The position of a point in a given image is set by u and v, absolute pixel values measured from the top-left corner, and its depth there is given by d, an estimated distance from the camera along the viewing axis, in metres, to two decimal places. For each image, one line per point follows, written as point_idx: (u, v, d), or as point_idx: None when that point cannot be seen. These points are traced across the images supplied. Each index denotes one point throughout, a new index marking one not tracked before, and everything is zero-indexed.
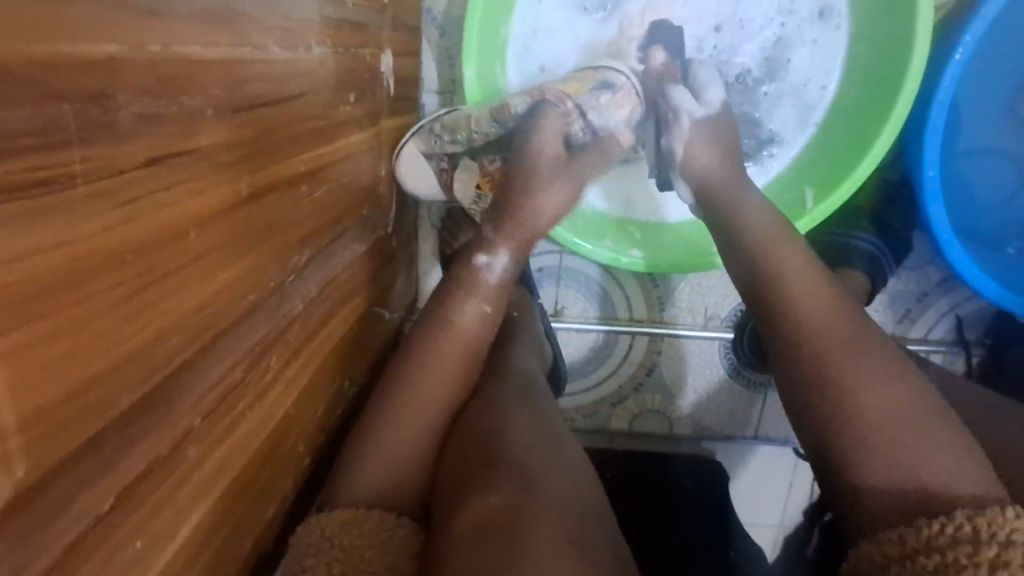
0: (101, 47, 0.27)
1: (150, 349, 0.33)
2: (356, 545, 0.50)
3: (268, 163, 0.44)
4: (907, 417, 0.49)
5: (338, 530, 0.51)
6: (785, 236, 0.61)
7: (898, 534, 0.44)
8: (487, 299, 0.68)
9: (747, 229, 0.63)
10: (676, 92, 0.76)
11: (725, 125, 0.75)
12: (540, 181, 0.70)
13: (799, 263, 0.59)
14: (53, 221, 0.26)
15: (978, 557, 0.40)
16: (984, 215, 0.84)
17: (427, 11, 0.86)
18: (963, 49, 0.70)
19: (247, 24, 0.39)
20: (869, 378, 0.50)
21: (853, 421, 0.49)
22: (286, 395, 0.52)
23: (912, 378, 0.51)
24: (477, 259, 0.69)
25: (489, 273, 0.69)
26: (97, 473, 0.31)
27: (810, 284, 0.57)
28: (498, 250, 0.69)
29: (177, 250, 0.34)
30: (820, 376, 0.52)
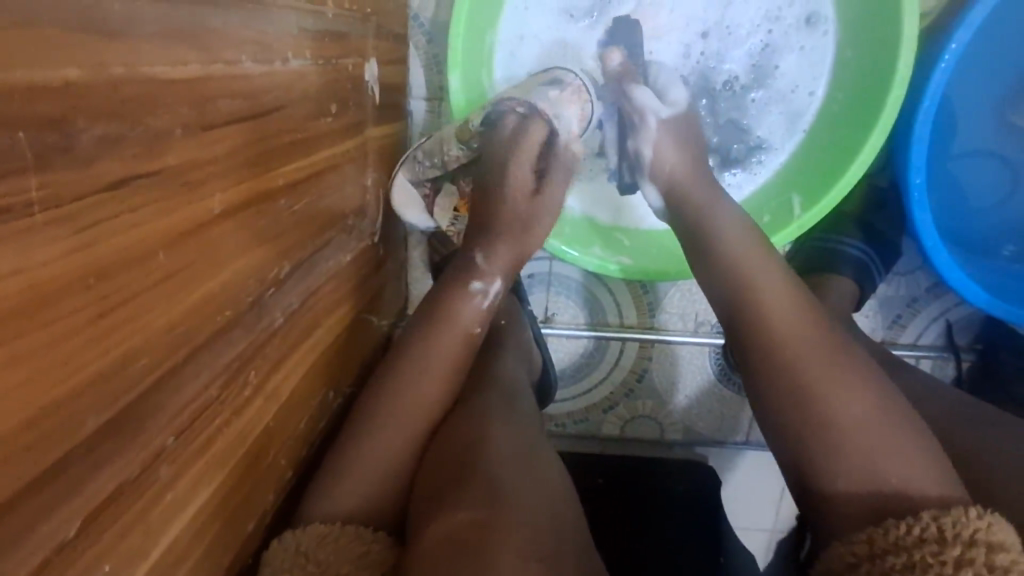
0: (58, 72, 0.27)
1: (116, 372, 0.33)
2: (334, 559, 0.50)
3: (244, 178, 0.44)
4: (881, 427, 0.48)
5: (316, 544, 0.51)
6: (757, 251, 0.60)
7: (867, 535, 0.44)
8: (476, 320, 0.69)
9: (721, 242, 0.62)
10: (637, 94, 0.76)
11: (687, 123, 0.75)
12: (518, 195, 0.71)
13: (768, 272, 0.58)
14: (13, 252, 0.25)
15: (943, 556, 0.40)
16: (978, 217, 0.84)
17: (414, 17, 0.85)
18: (949, 56, 0.70)
19: (219, 41, 0.39)
20: (844, 392, 0.50)
21: (828, 432, 0.49)
22: (266, 409, 0.52)
23: (884, 388, 0.51)
24: (472, 286, 0.69)
25: (484, 298, 0.69)
26: (63, 496, 0.31)
27: (780, 295, 0.57)
28: (492, 277, 0.69)
29: (144, 271, 0.34)
30: (794, 388, 0.52)
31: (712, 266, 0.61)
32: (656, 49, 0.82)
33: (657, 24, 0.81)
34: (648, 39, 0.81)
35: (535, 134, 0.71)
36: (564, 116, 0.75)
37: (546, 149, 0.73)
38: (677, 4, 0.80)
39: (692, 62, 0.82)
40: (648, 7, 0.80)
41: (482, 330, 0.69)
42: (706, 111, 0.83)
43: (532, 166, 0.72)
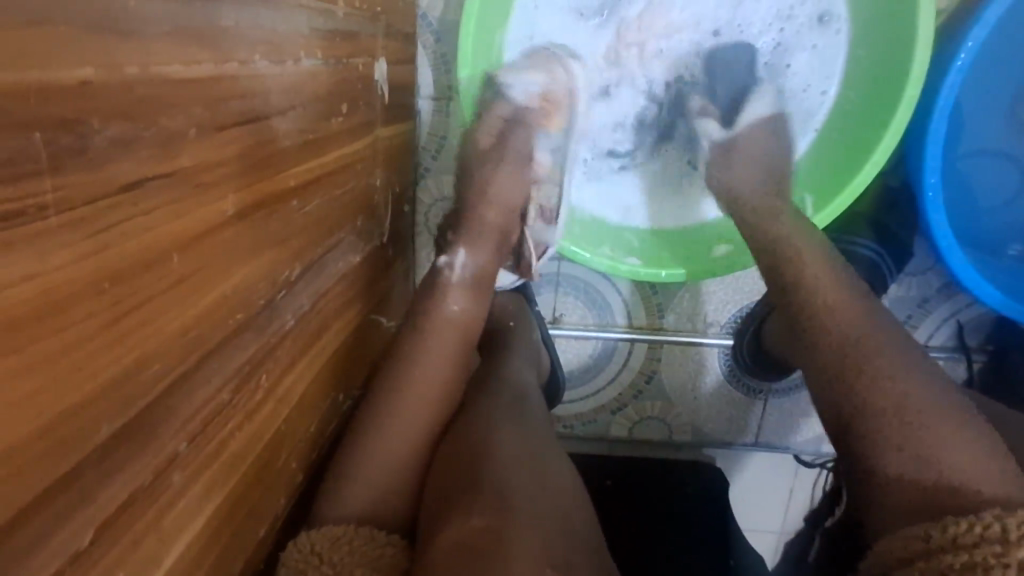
0: (72, 73, 0.26)
1: (130, 377, 0.32)
2: (347, 561, 0.50)
3: (257, 179, 0.43)
4: (926, 406, 0.48)
5: (329, 547, 0.51)
6: (831, 261, 0.61)
7: (925, 530, 0.43)
8: (455, 298, 0.68)
9: (791, 253, 0.62)
10: (705, 125, 0.79)
11: (755, 144, 0.76)
12: (493, 168, 0.73)
13: (821, 257, 0.61)
14: (27, 258, 0.25)
15: (1006, 558, 0.39)
16: (987, 217, 0.83)
17: (423, 16, 0.85)
18: (965, 55, 0.69)
19: (232, 40, 0.38)
20: (907, 379, 0.50)
21: (880, 424, 0.49)
22: (277, 411, 0.51)
23: (934, 374, 0.51)
24: (439, 261, 0.71)
25: (450, 271, 0.70)
26: (76, 505, 0.30)
27: (831, 278, 0.59)
28: (455, 250, 0.71)
29: (158, 274, 0.33)
30: (842, 363, 0.53)
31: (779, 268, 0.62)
32: (666, 48, 0.81)
33: (668, 22, 0.80)
34: (659, 37, 0.80)
35: (500, 109, 0.74)
36: (521, 80, 0.75)
37: (515, 122, 0.74)
38: (688, 2, 0.79)
39: (702, 61, 0.81)
40: (658, 5, 0.79)
41: (460, 307, 0.68)
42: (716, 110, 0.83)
43: (497, 135, 0.74)
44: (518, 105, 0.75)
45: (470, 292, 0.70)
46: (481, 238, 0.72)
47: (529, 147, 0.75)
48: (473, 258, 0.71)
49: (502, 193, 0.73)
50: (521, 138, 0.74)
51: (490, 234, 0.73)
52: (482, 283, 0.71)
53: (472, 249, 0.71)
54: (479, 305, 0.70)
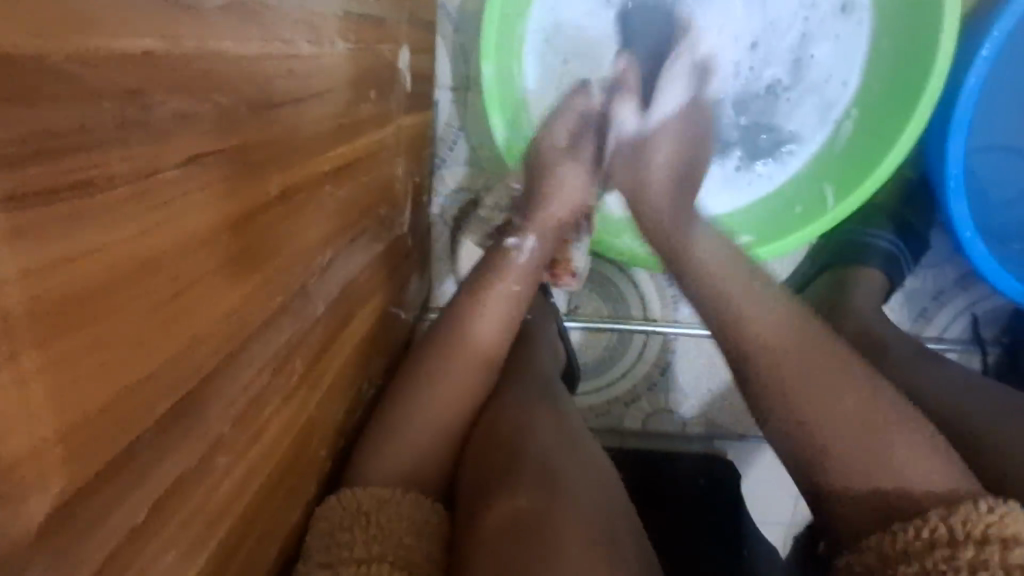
0: (139, 43, 0.26)
1: (184, 355, 0.32)
2: (393, 523, 0.52)
3: (296, 162, 0.43)
4: (864, 418, 0.49)
5: (376, 507, 0.53)
6: (755, 289, 0.60)
7: (877, 541, 0.44)
8: (515, 278, 0.70)
9: (719, 308, 0.60)
10: (622, 108, 0.74)
11: (677, 139, 0.72)
12: (568, 165, 0.74)
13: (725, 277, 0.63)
14: (115, 227, 0.26)
15: (956, 561, 0.40)
16: (1005, 212, 0.83)
17: (442, 7, 0.85)
18: (990, 46, 0.69)
19: (275, 19, 0.38)
20: (831, 398, 0.51)
21: (843, 442, 0.49)
22: (309, 400, 0.51)
23: (859, 380, 0.52)
24: (506, 241, 0.73)
25: (518, 253, 0.72)
26: (131, 484, 0.30)
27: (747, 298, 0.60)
28: (526, 233, 0.72)
29: (209, 253, 0.33)
30: (775, 381, 0.54)
31: (718, 319, 0.60)
32: (707, 74, 0.80)
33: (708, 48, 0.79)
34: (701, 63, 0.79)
35: (573, 109, 0.76)
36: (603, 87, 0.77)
37: (583, 122, 0.75)
38: (726, 20, 0.80)
39: (738, 75, 0.81)
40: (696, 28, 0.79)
41: (518, 287, 0.71)
42: (733, 116, 0.83)
43: (570, 135, 0.75)
44: (583, 109, 0.76)
45: (530, 275, 0.72)
46: (550, 229, 0.74)
47: (599, 156, 0.75)
48: (541, 245, 0.73)
49: (570, 190, 0.74)
50: (593, 141, 0.75)
51: (539, 214, 0.74)
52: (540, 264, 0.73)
53: (540, 237, 0.73)
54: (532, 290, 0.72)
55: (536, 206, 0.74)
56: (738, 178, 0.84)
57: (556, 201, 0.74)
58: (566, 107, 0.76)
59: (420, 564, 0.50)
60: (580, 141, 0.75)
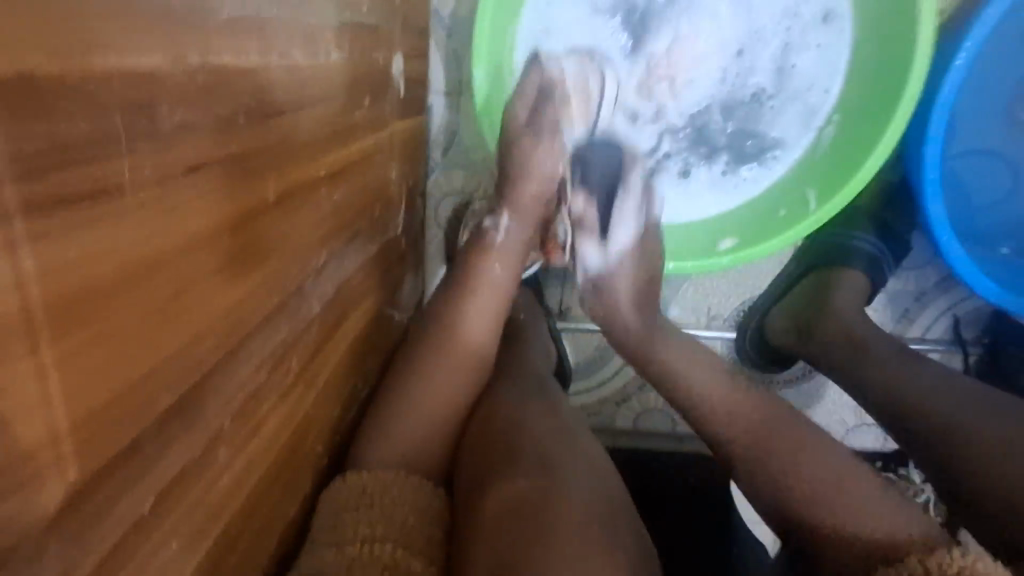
0: (145, 58, 0.28)
1: (185, 353, 0.34)
2: (397, 506, 0.54)
3: (292, 167, 0.45)
4: (838, 482, 0.55)
5: (380, 490, 0.55)
6: (715, 369, 0.68)
7: None
8: (496, 257, 0.72)
9: (697, 390, 0.66)
10: (584, 247, 0.77)
11: (632, 277, 0.75)
12: (534, 136, 0.74)
13: (690, 359, 0.69)
14: (128, 226, 0.28)
15: None
16: (981, 216, 0.86)
17: (435, 13, 0.87)
18: (965, 54, 0.71)
19: (272, 32, 0.40)
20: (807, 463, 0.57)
21: (823, 502, 0.55)
22: (305, 398, 0.53)
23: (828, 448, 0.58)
24: (484, 224, 0.74)
25: (496, 233, 0.73)
26: (138, 474, 0.31)
27: (710, 381, 0.66)
28: (501, 212, 0.74)
29: (210, 254, 0.35)
30: (751, 452, 0.60)
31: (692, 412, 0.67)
32: (695, 77, 0.84)
33: (695, 54, 0.83)
34: (688, 68, 0.84)
35: (531, 82, 0.76)
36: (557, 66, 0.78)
37: (544, 95, 0.76)
38: (712, 30, 0.82)
39: (725, 81, 0.84)
40: (684, 38, 0.83)
41: (500, 269, 0.72)
42: (720, 121, 0.85)
43: (532, 108, 0.75)
44: (540, 84, 0.76)
45: (511, 256, 0.73)
46: (527, 206, 0.74)
47: (559, 127, 0.75)
48: (518, 224, 0.74)
49: (542, 162, 0.74)
50: (555, 112, 0.75)
51: (515, 196, 0.74)
52: (519, 249, 0.74)
53: (517, 216, 0.74)
54: (513, 274, 0.73)
55: (508, 190, 0.74)
56: (724, 182, 0.86)
57: (528, 177, 0.73)
58: (523, 81, 0.76)
59: (421, 546, 0.52)
60: (541, 114, 0.75)
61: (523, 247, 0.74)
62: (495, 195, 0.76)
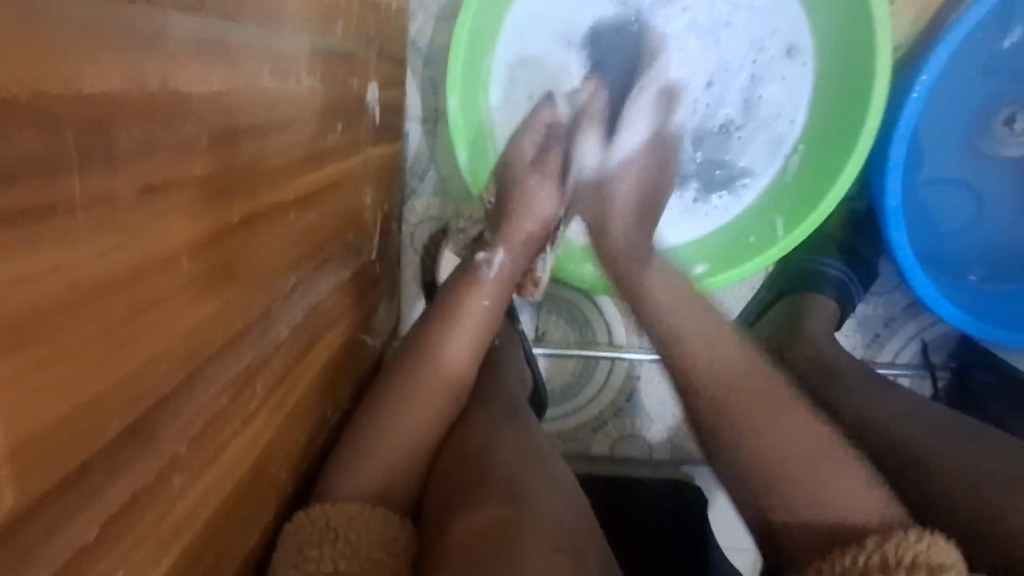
0: (103, 78, 0.28)
1: (140, 375, 0.33)
2: (363, 540, 0.53)
3: (260, 190, 0.45)
4: (807, 452, 0.53)
5: (346, 524, 0.54)
6: (713, 331, 0.65)
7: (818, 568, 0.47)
8: (488, 293, 0.73)
9: (690, 350, 0.64)
10: (585, 140, 0.79)
11: (638, 172, 0.79)
12: (535, 178, 0.77)
13: (691, 319, 0.67)
14: (79, 246, 0.27)
15: None
16: (946, 243, 0.89)
17: (412, 43, 0.88)
18: (920, 88, 0.74)
19: (240, 56, 0.40)
20: (778, 432, 0.54)
21: (781, 475, 0.53)
22: (270, 422, 0.52)
23: (802, 416, 0.56)
24: (477, 257, 0.76)
25: (489, 267, 0.75)
26: (84, 500, 0.30)
27: (706, 344, 0.64)
28: (495, 248, 0.75)
29: (169, 275, 0.34)
30: (725, 422, 0.57)
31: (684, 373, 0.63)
32: None
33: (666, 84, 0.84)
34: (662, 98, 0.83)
35: (540, 119, 0.80)
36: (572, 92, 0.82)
37: (551, 132, 0.80)
38: (681, 62, 0.84)
39: (696, 112, 0.86)
40: (655, 67, 0.84)
41: (489, 302, 0.73)
42: (691, 150, 0.87)
43: (538, 145, 0.79)
44: (551, 119, 0.80)
45: (500, 287, 0.74)
46: (520, 241, 0.77)
47: (564, 168, 0.79)
48: (513, 258, 0.76)
49: (541, 204, 0.77)
50: (558, 150, 0.79)
51: (511, 231, 0.77)
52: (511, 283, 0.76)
53: (509, 251, 0.76)
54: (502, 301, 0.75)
55: (507, 219, 0.77)
56: (695, 209, 0.88)
57: (528, 215, 0.77)
58: (534, 117, 0.80)
59: None
60: (547, 154, 0.79)
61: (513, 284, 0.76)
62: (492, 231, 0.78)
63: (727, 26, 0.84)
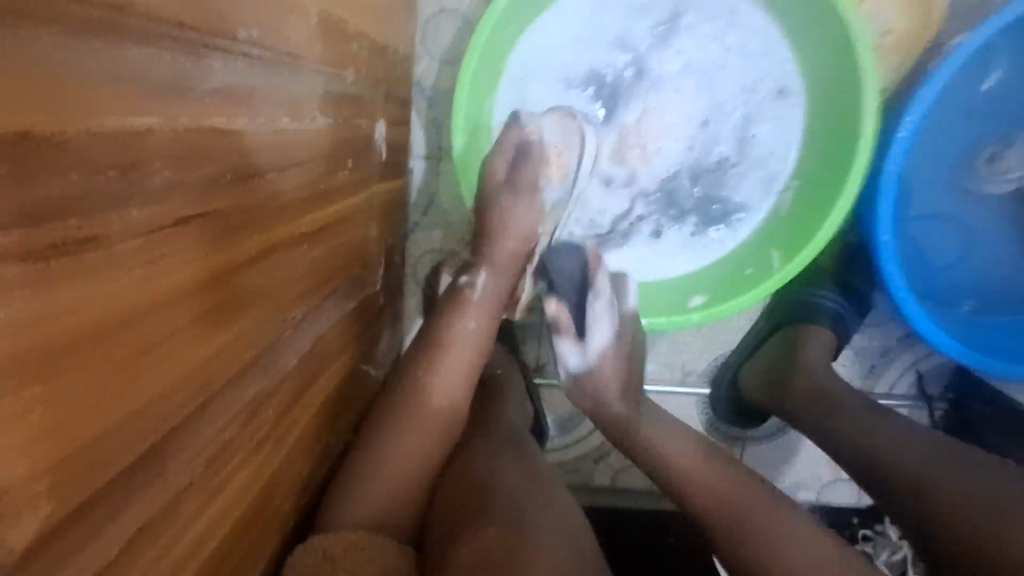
0: (141, 119, 0.30)
1: (162, 398, 0.35)
2: (359, 568, 0.53)
3: (274, 224, 0.47)
4: (804, 555, 0.58)
5: (344, 552, 0.54)
6: (689, 443, 0.71)
7: None
8: (472, 316, 0.73)
9: (670, 462, 0.69)
10: (563, 345, 0.79)
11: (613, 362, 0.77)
12: (514, 198, 0.73)
13: (666, 432, 0.72)
14: (115, 272, 0.29)
15: None
16: (939, 276, 0.91)
17: (417, 84, 0.91)
18: (907, 128, 0.77)
19: (260, 99, 0.43)
20: (773, 537, 0.60)
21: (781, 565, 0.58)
22: (276, 451, 0.53)
23: (788, 525, 0.61)
24: (459, 281, 0.75)
25: (472, 290, 0.74)
26: (107, 518, 0.32)
27: (685, 455, 0.69)
28: (478, 271, 0.74)
29: (191, 303, 0.36)
30: (730, 529, 0.62)
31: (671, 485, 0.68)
32: (664, 147, 0.90)
33: (662, 125, 0.89)
34: (657, 138, 0.90)
35: (511, 139, 0.73)
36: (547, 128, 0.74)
37: (522, 154, 0.73)
38: (678, 103, 0.89)
39: (693, 149, 0.90)
40: (652, 109, 0.89)
41: (474, 326, 0.73)
42: (689, 185, 0.90)
43: (510, 168, 0.73)
44: (519, 141, 0.73)
45: (487, 310, 0.74)
46: (505, 261, 0.74)
47: (539, 189, 0.73)
48: (494, 281, 0.74)
49: (520, 223, 0.73)
50: (534, 170, 0.72)
51: (491, 254, 0.74)
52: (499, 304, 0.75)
53: (493, 273, 0.74)
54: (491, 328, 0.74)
55: (486, 244, 0.74)
56: (694, 243, 0.91)
57: (509, 235, 0.74)
58: (501, 142, 0.73)
59: None
60: (521, 176, 0.72)
61: (500, 301, 0.75)
62: (474, 250, 0.76)
63: (719, 69, 0.87)
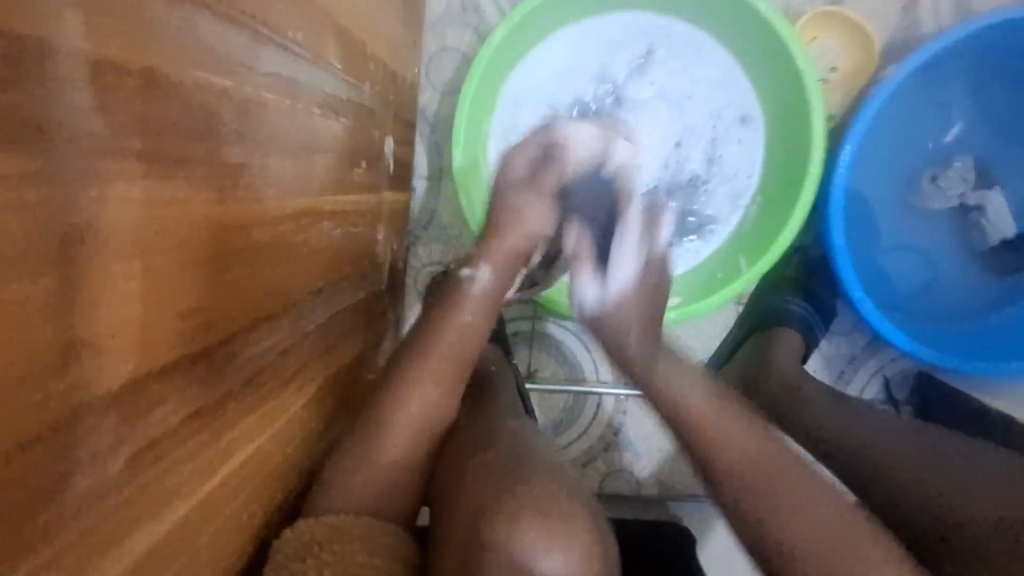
0: (220, 82, 0.40)
1: (215, 309, 0.43)
2: (347, 547, 0.57)
3: (306, 196, 0.56)
4: (809, 500, 0.60)
5: (330, 534, 0.58)
6: (716, 400, 0.72)
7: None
8: (471, 310, 0.81)
9: (690, 415, 0.71)
10: (583, 281, 0.86)
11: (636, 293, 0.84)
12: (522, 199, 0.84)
13: (697, 392, 0.73)
14: (195, 191, 0.38)
15: None
16: (898, 287, 1.00)
17: (421, 112, 1.03)
18: (850, 146, 0.88)
19: (301, 90, 0.53)
20: (780, 482, 0.62)
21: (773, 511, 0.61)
22: (292, 400, 0.60)
23: (814, 476, 0.62)
24: (463, 273, 0.83)
25: (473, 282, 0.82)
26: (171, 392, 0.39)
27: (711, 410, 0.71)
28: (479, 264, 0.83)
29: (243, 238, 0.45)
30: (740, 481, 0.64)
31: (694, 437, 0.70)
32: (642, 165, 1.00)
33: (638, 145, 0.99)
34: None
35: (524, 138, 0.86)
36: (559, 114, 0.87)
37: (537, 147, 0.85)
38: (653, 127, 1.00)
39: (667, 167, 1.00)
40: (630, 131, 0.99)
41: (472, 317, 0.81)
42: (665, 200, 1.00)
43: (524, 158, 0.85)
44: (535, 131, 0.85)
45: (483, 304, 0.82)
46: (501, 257, 0.83)
47: (549, 177, 0.84)
48: (496, 273, 0.83)
49: (527, 216, 0.84)
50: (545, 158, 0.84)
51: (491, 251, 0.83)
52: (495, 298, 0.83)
53: (494, 267, 0.83)
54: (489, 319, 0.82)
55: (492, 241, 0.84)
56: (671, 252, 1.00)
57: (508, 233, 0.84)
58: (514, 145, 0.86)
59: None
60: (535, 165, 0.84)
61: (492, 297, 0.83)
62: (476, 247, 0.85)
63: (688, 99, 0.99)
